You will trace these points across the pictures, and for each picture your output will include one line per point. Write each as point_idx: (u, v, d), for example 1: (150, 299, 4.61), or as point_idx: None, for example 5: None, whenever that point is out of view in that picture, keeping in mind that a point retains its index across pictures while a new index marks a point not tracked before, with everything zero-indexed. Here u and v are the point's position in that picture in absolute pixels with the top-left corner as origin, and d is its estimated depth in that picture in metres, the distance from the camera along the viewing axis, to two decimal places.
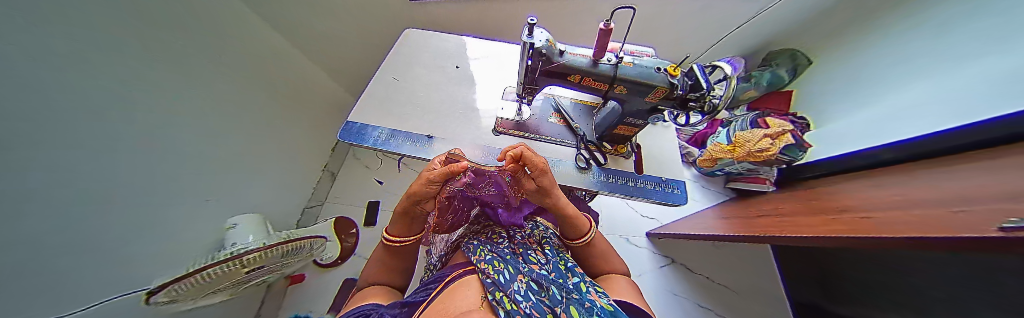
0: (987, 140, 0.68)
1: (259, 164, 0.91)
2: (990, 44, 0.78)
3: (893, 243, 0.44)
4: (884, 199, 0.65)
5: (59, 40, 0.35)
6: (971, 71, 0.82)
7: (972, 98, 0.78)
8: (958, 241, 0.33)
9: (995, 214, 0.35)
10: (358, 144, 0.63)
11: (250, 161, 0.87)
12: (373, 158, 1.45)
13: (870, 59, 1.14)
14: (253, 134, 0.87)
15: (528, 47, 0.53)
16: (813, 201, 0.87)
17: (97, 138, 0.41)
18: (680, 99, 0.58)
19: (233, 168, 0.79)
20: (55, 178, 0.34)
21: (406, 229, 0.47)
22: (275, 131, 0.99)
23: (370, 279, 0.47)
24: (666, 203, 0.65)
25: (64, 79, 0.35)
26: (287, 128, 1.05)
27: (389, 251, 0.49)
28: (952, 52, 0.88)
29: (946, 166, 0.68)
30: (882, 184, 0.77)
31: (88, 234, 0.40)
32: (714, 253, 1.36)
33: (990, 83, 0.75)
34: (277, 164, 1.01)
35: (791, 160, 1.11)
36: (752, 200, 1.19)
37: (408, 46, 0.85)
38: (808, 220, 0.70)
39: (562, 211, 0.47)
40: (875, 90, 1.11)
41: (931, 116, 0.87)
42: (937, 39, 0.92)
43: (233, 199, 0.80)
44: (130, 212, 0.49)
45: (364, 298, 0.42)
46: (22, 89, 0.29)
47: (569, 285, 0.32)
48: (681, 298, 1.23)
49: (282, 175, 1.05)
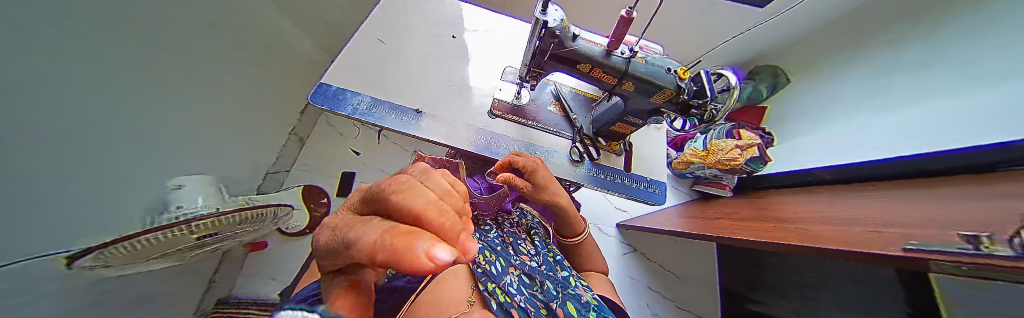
0: (895, 173, 0.82)
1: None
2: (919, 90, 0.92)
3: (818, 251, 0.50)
4: (824, 213, 0.75)
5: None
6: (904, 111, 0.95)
7: (899, 135, 0.91)
8: (870, 256, 0.41)
9: (898, 236, 0.44)
10: (336, 111, 0.56)
11: None
12: (351, 126, 1.35)
13: (835, 87, 1.26)
14: None
15: (542, 26, 0.50)
16: (764, 208, 0.98)
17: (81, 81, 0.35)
18: (683, 105, 0.59)
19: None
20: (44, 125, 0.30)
21: None
22: None
23: None
24: (647, 201, 0.69)
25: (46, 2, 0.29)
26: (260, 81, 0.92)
27: None
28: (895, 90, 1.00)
29: (878, 190, 0.80)
30: (822, 200, 0.88)
31: (73, 188, 0.35)
32: (671, 246, 1.52)
33: (916, 125, 0.88)
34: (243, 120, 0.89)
35: (751, 171, 1.22)
36: (712, 203, 1.31)
37: (399, 4, 0.75)
38: (755, 226, 0.79)
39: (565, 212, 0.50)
40: (835, 115, 1.22)
41: (871, 144, 0.98)
42: (883, 78, 1.06)
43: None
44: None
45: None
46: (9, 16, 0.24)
47: (558, 277, 0.38)
48: (637, 283, 1.37)
49: None
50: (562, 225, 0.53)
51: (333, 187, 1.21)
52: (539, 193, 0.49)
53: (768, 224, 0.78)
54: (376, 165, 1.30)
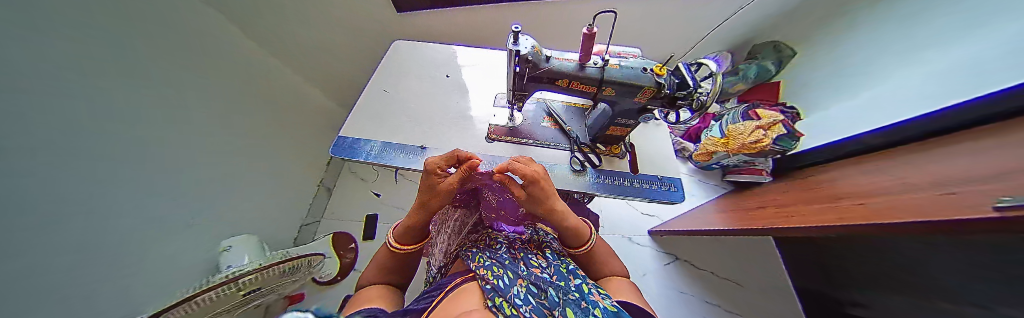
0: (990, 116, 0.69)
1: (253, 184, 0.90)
2: (941, 31, 0.87)
3: (915, 226, 0.41)
4: (881, 184, 0.65)
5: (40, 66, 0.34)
6: (936, 54, 0.88)
7: (950, 80, 0.82)
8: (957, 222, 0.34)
9: (971, 202, 0.36)
10: (351, 159, 0.62)
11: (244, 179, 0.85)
12: (369, 171, 1.45)
13: (849, 48, 1.18)
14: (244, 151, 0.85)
15: (515, 55, 0.53)
16: (810, 189, 0.88)
17: (86, 171, 0.41)
18: (668, 98, 0.58)
19: (228, 189, 0.78)
20: (38, 208, 0.34)
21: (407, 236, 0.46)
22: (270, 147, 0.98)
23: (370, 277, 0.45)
24: (665, 201, 0.65)
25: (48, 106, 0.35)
26: (282, 144, 1.04)
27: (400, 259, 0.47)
28: (913, 37, 0.95)
29: (947, 147, 0.68)
30: (876, 169, 0.77)
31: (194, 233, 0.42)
32: (717, 248, 1.36)
33: (962, 66, 0.80)
34: (272, 182, 1.00)
35: (785, 150, 1.11)
36: (750, 192, 1.19)
37: (398, 58, 0.86)
38: (805, 210, 0.71)
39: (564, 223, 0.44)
40: (864, 74, 1.12)
41: (896, 106, 0.95)
42: (898, 29, 1.00)
43: (228, 221, 0.78)
44: (116, 239, 0.47)
45: (366, 303, 0.37)
46: (14, 117, 0.30)
47: (570, 287, 0.32)
48: (687, 296, 1.22)
49: (276, 192, 1.03)
50: (565, 236, 0.46)
51: (359, 231, 1.27)
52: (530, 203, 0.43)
53: (819, 206, 0.69)
54: (396, 204, 1.36)
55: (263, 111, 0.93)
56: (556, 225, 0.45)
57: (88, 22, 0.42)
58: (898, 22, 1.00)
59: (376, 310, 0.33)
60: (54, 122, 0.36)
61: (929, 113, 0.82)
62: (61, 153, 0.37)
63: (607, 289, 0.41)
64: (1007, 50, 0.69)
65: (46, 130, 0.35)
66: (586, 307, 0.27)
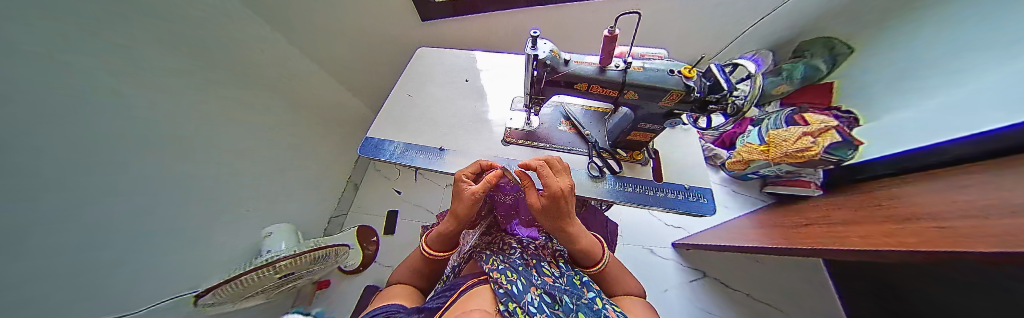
0: None
1: (287, 180, 0.98)
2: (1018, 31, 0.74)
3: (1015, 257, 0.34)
4: (967, 204, 0.54)
5: (88, 74, 0.38)
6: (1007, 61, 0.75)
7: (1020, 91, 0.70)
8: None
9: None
10: (375, 158, 0.66)
11: (282, 175, 0.94)
12: (392, 170, 1.53)
13: (916, 47, 1.03)
14: (282, 149, 0.93)
15: (532, 59, 0.53)
16: (872, 207, 0.76)
17: (139, 165, 0.47)
18: (698, 102, 0.54)
19: (266, 183, 0.87)
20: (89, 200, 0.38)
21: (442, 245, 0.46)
22: (305, 146, 1.07)
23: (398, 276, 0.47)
24: (690, 213, 0.60)
25: (96, 109, 0.39)
26: (313, 142, 1.13)
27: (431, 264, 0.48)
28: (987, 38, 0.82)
29: None
30: (963, 186, 0.65)
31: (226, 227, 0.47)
32: (753, 266, 1.23)
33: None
34: (306, 177, 1.09)
35: (841, 160, 0.98)
36: (794, 207, 1.06)
37: (422, 64, 0.90)
38: (864, 232, 0.61)
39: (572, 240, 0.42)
40: (931, 78, 0.97)
41: (969, 117, 0.81)
42: (974, 27, 0.86)
43: (266, 211, 0.87)
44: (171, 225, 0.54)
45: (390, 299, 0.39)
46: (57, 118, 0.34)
47: (585, 296, 0.31)
48: (716, 317, 1.11)
49: (310, 187, 1.13)
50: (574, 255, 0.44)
51: (380, 227, 1.34)
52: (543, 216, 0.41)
53: (884, 228, 0.60)
54: (415, 202, 1.42)
55: (298, 114, 1.02)
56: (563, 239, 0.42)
57: (142, 35, 0.48)
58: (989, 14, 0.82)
59: (396, 306, 0.35)
60: (102, 123, 0.40)
61: (994, 131, 0.70)
62: (111, 151, 0.42)
63: (623, 309, 0.38)
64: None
65: (93, 131, 0.39)
66: (602, 315, 0.27)
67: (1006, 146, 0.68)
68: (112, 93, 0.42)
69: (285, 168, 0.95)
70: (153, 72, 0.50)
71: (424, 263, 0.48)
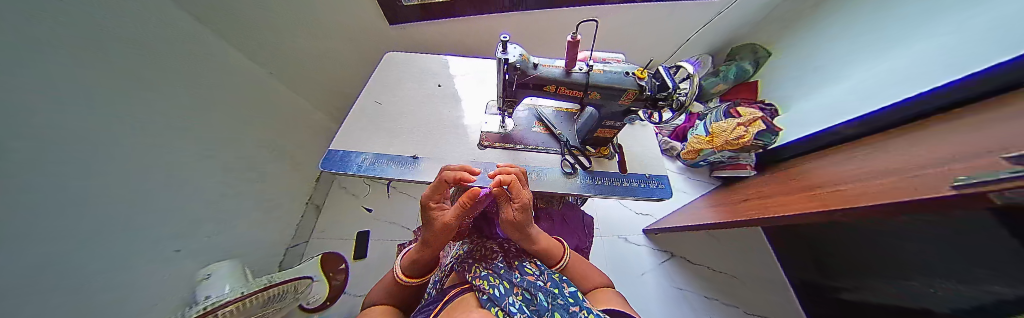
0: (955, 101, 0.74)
1: (240, 206, 0.86)
2: (913, 27, 0.96)
3: (885, 211, 0.43)
4: (854, 171, 0.69)
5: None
6: (907, 50, 0.96)
7: (923, 70, 0.88)
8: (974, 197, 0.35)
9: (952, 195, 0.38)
10: (341, 172, 0.60)
11: (227, 201, 0.81)
12: (360, 185, 1.43)
13: (821, 50, 1.29)
14: (228, 171, 0.81)
15: (503, 63, 0.55)
16: (793, 179, 0.91)
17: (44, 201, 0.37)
18: (650, 100, 0.60)
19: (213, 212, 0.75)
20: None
21: (421, 270, 0.44)
22: (256, 165, 0.94)
23: (377, 298, 0.43)
24: (654, 198, 0.66)
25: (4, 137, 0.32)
26: (273, 161, 1.02)
27: (411, 287, 0.45)
28: (883, 36, 1.05)
29: (916, 132, 0.72)
30: (850, 158, 0.82)
31: None
32: (711, 243, 1.39)
33: (936, 57, 0.86)
34: (259, 201, 0.95)
35: (766, 144, 1.17)
36: (737, 186, 1.23)
37: (390, 69, 0.86)
38: (789, 200, 0.73)
39: (535, 244, 0.44)
40: (836, 74, 1.21)
41: (875, 96, 1.00)
42: (869, 27, 1.10)
43: (211, 244, 0.75)
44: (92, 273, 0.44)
45: None
46: None
47: (565, 294, 0.32)
48: (686, 292, 1.23)
49: (264, 211, 0.98)
50: (539, 256, 0.45)
51: (349, 248, 1.23)
52: (519, 231, 0.42)
53: (800, 195, 0.73)
54: (388, 218, 1.33)
55: (251, 129, 0.91)
56: (529, 248, 0.45)
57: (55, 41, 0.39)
58: (885, 15, 1.05)
59: None
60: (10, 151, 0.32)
61: (903, 101, 0.87)
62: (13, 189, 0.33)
63: (594, 300, 0.40)
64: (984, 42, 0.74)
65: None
66: (575, 311, 0.27)
67: (908, 116, 0.85)
68: (32, 124, 0.35)
69: (231, 193, 0.82)
70: (76, 92, 0.42)
71: (404, 285, 0.45)
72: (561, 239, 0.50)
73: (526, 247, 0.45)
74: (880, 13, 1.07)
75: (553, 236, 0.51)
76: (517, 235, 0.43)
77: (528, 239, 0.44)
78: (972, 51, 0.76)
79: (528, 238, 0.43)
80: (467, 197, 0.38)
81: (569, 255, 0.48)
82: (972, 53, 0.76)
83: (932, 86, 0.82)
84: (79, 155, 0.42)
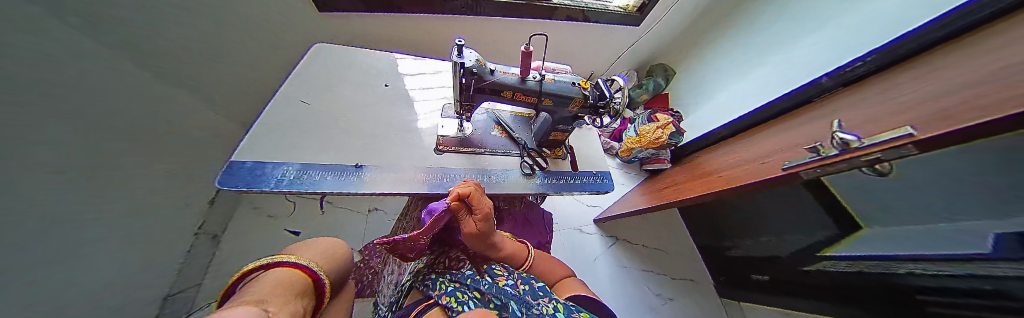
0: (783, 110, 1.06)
1: (121, 235, 0.64)
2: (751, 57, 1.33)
3: None
4: (728, 162, 0.94)
5: None
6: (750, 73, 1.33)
7: (764, 87, 1.23)
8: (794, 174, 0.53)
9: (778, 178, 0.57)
10: (256, 189, 0.48)
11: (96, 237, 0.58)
12: (281, 200, 1.18)
13: (699, 71, 1.65)
14: (100, 192, 0.59)
15: (459, 67, 0.55)
16: (694, 170, 1.18)
17: None
18: (592, 107, 0.68)
19: (75, 245, 0.54)
20: None
21: None
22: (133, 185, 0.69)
23: None
24: (601, 192, 0.76)
25: None
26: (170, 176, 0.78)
27: None
28: (736, 63, 1.42)
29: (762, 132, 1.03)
30: (727, 151, 1.11)
31: None
32: (644, 225, 1.66)
33: (770, 79, 1.21)
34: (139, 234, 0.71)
35: (675, 143, 1.44)
36: (660, 176, 1.51)
37: (321, 64, 0.74)
38: (694, 185, 0.94)
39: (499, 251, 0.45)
40: (711, 89, 1.58)
41: (738, 106, 1.35)
42: (727, 56, 1.46)
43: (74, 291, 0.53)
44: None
45: None
46: None
47: (537, 290, 0.35)
48: (628, 269, 1.44)
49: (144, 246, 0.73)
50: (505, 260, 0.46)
51: None
52: (483, 239, 0.42)
53: (699, 182, 0.94)
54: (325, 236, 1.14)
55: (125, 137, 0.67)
56: (493, 256, 0.45)
57: None
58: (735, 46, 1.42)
59: None
60: None
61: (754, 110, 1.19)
62: None
63: (558, 293, 0.43)
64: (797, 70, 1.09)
65: None
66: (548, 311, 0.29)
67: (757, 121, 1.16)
68: None
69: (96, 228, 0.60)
70: None
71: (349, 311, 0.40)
72: (524, 241, 0.52)
73: (490, 255, 0.45)
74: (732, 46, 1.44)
75: (517, 240, 0.53)
76: (480, 244, 0.43)
77: (491, 246, 0.44)
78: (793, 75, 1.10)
79: (491, 244, 0.43)
80: (484, 212, 0.41)
81: (533, 255, 0.50)
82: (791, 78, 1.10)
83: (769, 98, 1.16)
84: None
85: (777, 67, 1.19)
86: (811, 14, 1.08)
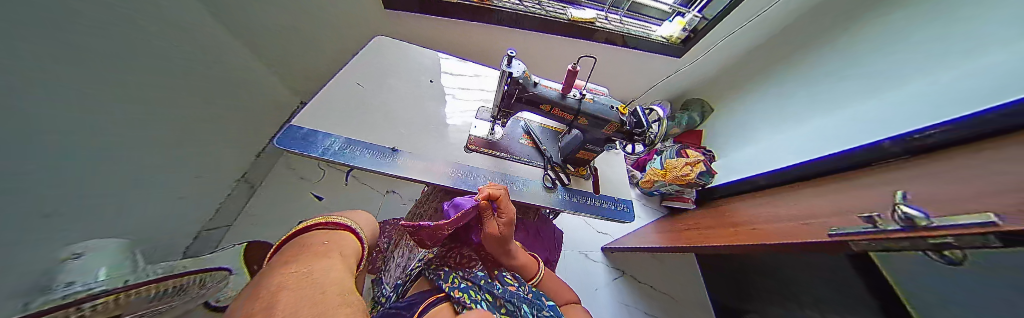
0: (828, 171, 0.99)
1: (176, 172, 0.73)
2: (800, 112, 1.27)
3: None
4: (763, 215, 0.87)
5: None
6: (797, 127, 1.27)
7: (809, 144, 1.16)
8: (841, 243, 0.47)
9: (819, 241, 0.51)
10: (304, 153, 0.53)
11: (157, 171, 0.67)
12: (313, 169, 1.27)
13: (742, 115, 1.58)
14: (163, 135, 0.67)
15: (508, 76, 0.58)
16: (721, 217, 1.09)
17: None
18: (627, 133, 0.68)
19: (141, 176, 0.62)
20: None
21: None
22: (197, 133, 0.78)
23: None
24: (620, 220, 0.74)
25: None
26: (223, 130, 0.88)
27: None
28: (782, 114, 1.36)
29: (808, 189, 0.93)
30: (763, 203, 1.02)
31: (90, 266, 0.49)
32: (656, 265, 1.55)
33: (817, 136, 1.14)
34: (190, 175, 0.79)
35: (705, 183, 1.38)
36: (681, 216, 1.42)
37: (377, 53, 0.81)
38: (720, 233, 0.88)
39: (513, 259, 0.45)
40: (751, 137, 1.51)
41: (778, 158, 1.28)
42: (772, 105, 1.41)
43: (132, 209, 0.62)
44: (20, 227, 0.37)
45: None
46: None
47: (543, 306, 0.35)
48: (630, 308, 1.34)
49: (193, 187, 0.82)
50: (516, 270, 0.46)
51: None
52: (501, 244, 0.44)
53: (727, 230, 0.87)
54: (339, 210, 1.19)
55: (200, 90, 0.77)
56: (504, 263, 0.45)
57: None
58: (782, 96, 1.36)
59: None
60: None
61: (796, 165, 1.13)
62: None
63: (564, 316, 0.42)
64: (847, 133, 1.03)
65: None
66: None
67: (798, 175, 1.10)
68: None
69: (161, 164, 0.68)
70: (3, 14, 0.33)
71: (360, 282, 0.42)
72: (536, 255, 0.52)
73: (501, 262, 0.46)
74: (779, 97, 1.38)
75: (529, 252, 0.53)
76: (496, 248, 0.44)
77: (506, 254, 0.45)
78: (842, 135, 1.04)
79: (506, 252, 0.44)
80: (509, 218, 0.44)
81: (544, 272, 0.50)
82: (838, 139, 1.05)
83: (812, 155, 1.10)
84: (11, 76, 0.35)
85: (827, 124, 1.14)
86: (878, 76, 1.01)
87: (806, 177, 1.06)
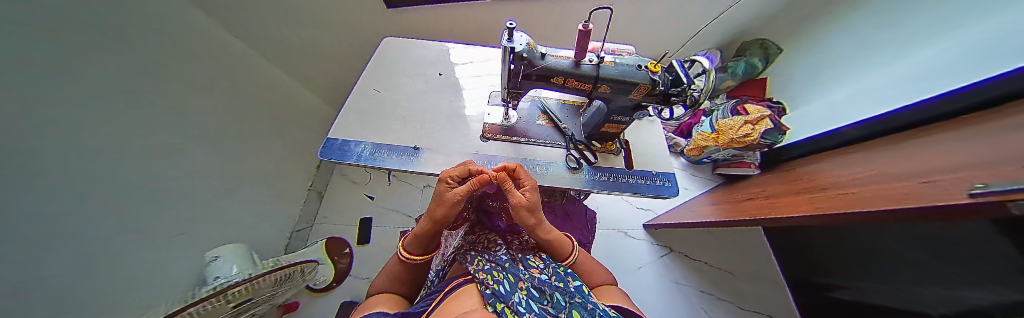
0: (963, 106, 0.74)
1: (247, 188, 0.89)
2: (909, 29, 0.95)
3: (892, 216, 0.43)
4: (859, 175, 0.69)
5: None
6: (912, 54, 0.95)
7: (927, 75, 0.87)
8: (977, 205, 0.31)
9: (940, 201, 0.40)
10: (341, 162, 0.60)
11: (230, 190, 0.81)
12: (361, 173, 1.44)
13: (828, 50, 1.25)
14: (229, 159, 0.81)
15: (509, 52, 0.53)
16: (794, 182, 0.91)
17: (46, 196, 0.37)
18: (662, 95, 0.58)
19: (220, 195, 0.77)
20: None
21: (423, 249, 0.45)
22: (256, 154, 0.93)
23: (382, 286, 0.43)
24: (660, 196, 0.66)
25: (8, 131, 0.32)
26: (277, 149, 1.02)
27: (412, 270, 0.46)
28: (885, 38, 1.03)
29: (932, 135, 0.70)
30: (859, 160, 0.81)
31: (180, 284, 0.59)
32: (711, 240, 1.40)
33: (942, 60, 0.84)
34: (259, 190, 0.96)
35: (772, 143, 1.15)
36: (741, 184, 1.23)
37: (388, 56, 0.84)
38: (793, 200, 0.73)
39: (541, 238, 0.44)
40: (840, 77, 1.20)
41: (881, 98, 0.99)
42: (868, 31, 1.08)
43: (222, 223, 0.79)
44: (119, 245, 0.49)
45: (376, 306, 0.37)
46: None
47: (571, 288, 0.32)
48: (681, 286, 1.25)
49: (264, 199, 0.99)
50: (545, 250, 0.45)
51: (354, 236, 1.26)
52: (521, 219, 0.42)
53: (803, 197, 0.72)
54: (387, 206, 1.34)
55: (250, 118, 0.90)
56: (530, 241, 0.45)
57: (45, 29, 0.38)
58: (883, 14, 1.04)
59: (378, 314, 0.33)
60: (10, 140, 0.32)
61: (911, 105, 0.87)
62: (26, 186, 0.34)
63: (598, 297, 0.40)
64: (986, 45, 0.74)
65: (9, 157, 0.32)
66: (592, 309, 0.27)
67: (920, 118, 0.84)
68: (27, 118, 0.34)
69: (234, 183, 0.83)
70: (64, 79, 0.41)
71: (402, 269, 0.46)
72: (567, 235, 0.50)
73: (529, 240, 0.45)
74: (876, 20, 1.06)
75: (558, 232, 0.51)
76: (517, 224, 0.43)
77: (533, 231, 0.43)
78: (978, 52, 0.76)
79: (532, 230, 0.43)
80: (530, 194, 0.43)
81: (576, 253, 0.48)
82: (970, 60, 0.77)
83: (936, 89, 0.83)
84: (93, 132, 0.44)
85: (953, 43, 0.83)
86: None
87: (933, 120, 0.80)
